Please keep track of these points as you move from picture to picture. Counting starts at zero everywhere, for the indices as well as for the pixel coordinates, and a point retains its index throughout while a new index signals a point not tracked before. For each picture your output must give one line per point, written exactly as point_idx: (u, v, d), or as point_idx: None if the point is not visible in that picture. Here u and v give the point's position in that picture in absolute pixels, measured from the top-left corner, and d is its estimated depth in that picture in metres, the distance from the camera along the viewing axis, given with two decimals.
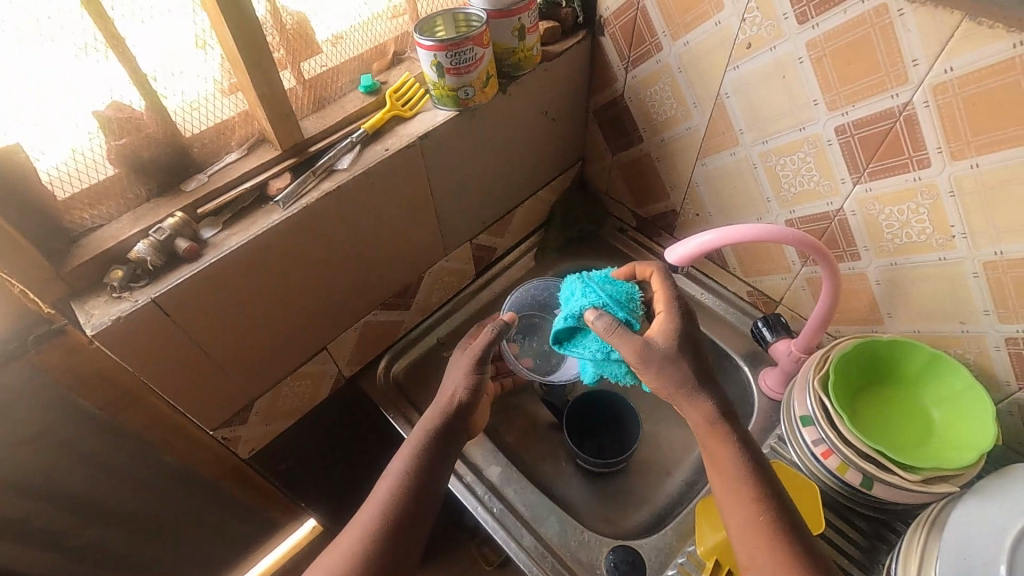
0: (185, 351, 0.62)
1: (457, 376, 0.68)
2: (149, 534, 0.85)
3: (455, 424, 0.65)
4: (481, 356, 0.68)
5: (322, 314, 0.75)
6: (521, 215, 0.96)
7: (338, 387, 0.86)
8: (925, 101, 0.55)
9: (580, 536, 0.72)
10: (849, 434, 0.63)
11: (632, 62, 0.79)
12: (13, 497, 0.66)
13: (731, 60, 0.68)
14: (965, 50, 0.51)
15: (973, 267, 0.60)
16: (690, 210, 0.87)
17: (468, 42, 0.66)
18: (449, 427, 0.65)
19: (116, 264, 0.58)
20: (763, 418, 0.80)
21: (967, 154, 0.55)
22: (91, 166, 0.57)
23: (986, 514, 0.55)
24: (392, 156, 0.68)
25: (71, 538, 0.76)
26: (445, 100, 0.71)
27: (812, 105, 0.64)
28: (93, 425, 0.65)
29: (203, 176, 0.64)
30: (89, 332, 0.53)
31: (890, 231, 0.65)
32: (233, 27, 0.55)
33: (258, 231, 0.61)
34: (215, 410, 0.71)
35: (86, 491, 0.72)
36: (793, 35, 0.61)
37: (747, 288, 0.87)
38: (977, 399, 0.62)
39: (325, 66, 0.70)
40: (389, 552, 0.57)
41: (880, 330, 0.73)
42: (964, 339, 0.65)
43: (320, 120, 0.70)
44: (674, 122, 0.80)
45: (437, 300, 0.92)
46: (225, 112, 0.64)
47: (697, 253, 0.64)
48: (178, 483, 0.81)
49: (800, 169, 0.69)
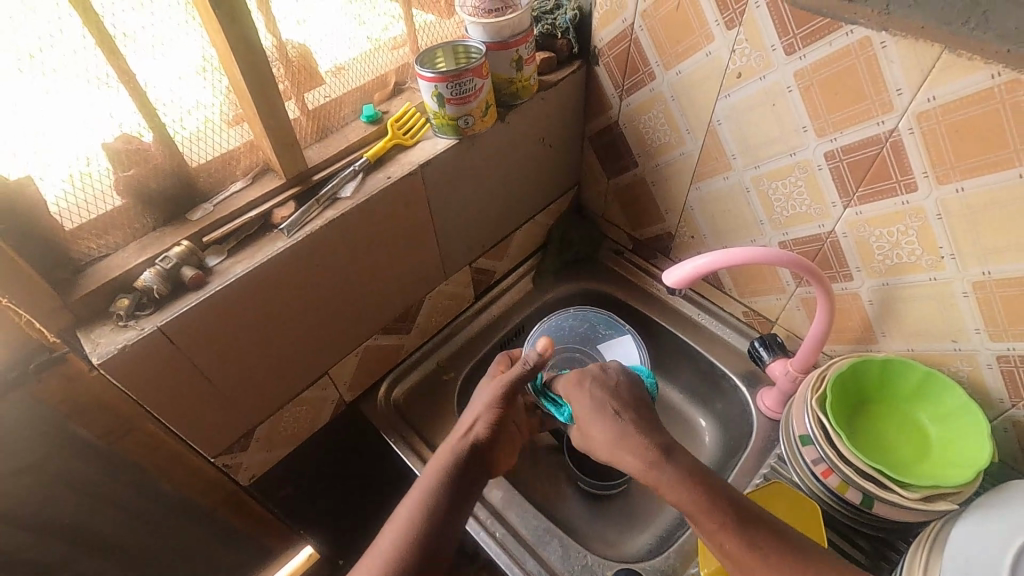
0: (189, 378, 0.62)
1: (477, 407, 0.71)
2: (146, 565, 0.84)
3: (476, 456, 0.67)
4: (505, 389, 0.71)
5: (324, 339, 0.75)
6: (519, 239, 0.98)
7: (338, 412, 0.86)
8: (910, 128, 0.57)
9: (583, 560, 0.72)
10: (848, 453, 0.64)
11: (626, 90, 0.82)
12: (10, 529, 0.65)
13: (722, 89, 0.71)
14: (945, 80, 0.53)
15: (963, 287, 0.62)
16: (685, 233, 0.89)
17: (468, 73, 0.68)
18: (465, 458, 0.66)
19: (122, 293, 0.58)
20: (762, 438, 0.80)
21: (952, 178, 0.57)
22: (98, 198, 0.58)
23: (984, 533, 0.56)
24: (394, 183, 0.69)
25: (66, 570, 0.75)
26: (445, 129, 0.73)
27: (802, 132, 0.66)
28: (94, 454, 0.65)
29: (209, 206, 0.65)
30: (96, 361, 0.54)
31: (880, 252, 0.67)
32: (242, 62, 0.57)
33: (263, 259, 0.62)
34: (216, 437, 0.71)
35: (83, 521, 0.72)
36: (781, 66, 0.64)
37: (743, 308, 0.88)
38: (972, 416, 0.63)
39: (328, 97, 0.72)
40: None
41: (874, 349, 0.75)
42: (956, 357, 0.66)
43: (323, 149, 0.72)
44: (668, 148, 0.82)
45: (436, 323, 0.93)
46: (231, 142, 0.66)
47: (694, 276, 0.65)
48: (176, 512, 0.80)
49: (792, 194, 0.71)
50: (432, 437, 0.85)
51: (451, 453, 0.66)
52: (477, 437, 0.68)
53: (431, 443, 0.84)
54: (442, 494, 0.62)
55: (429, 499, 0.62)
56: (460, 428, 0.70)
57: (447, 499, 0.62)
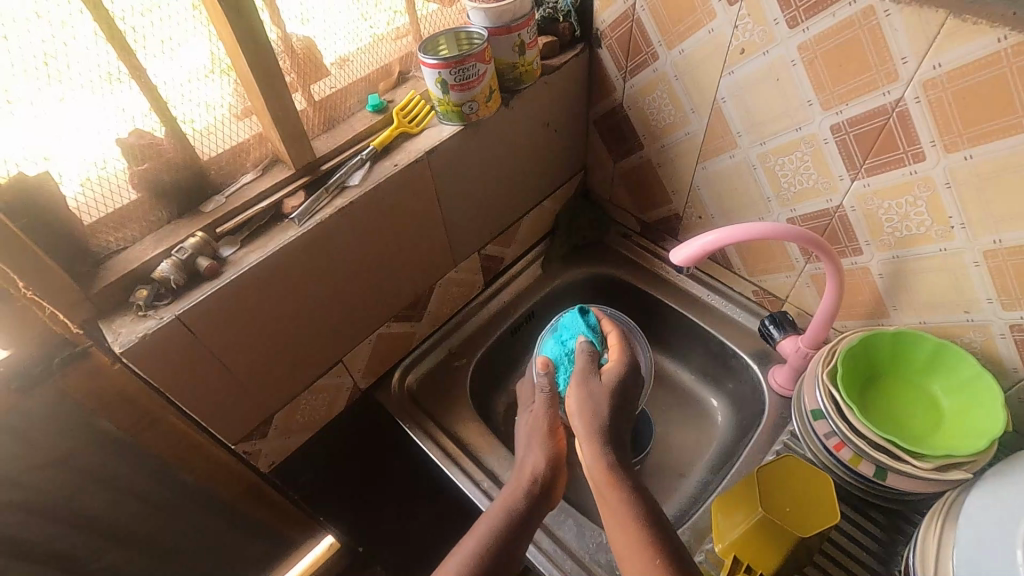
0: (208, 366, 0.64)
1: (535, 452, 0.69)
2: (172, 553, 0.86)
3: (541, 495, 0.66)
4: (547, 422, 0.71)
5: (337, 328, 0.77)
6: (527, 224, 0.98)
7: (353, 399, 0.88)
8: (916, 97, 0.57)
9: (598, 538, 0.73)
10: (860, 425, 0.64)
11: (630, 72, 0.82)
12: (42, 517, 0.68)
13: (726, 66, 0.70)
14: (951, 46, 0.53)
15: (974, 256, 0.61)
16: (692, 214, 0.89)
17: (470, 59, 0.68)
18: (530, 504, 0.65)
19: (141, 284, 0.60)
20: (775, 415, 0.80)
21: (960, 146, 0.57)
22: (115, 191, 0.59)
23: (998, 501, 0.55)
24: (401, 171, 0.70)
25: (94, 561, 0.77)
26: (450, 116, 0.73)
27: (807, 105, 0.66)
28: (119, 446, 0.67)
29: (221, 197, 0.66)
30: (117, 349, 0.56)
31: (889, 224, 0.66)
32: (249, 55, 0.58)
33: (275, 247, 0.63)
34: (236, 425, 0.72)
35: (110, 512, 0.74)
36: (785, 39, 0.63)
37: (753, 287, 0.88)
38: (986, 385, 0.62)
39: (334, 88, 0.73)
40: None
41: (886, 323, 0.74)
42: (969, 328, 0.66)
43: (331, 139, 0.73)
44: (673, 128, 0.82)
45: (448, 310, 0.94)
46: (240, 135, 0.67)
47: (702, 253, 0.65)
48: (199, 501, 0.82)
49: (799, 169, 0.71)
50: (446, 421, 0.86)
51: (514, 496, 0.65)
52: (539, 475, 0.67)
53: (445, 428, 0.85)
54: (507, 529, 0.62)
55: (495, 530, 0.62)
56: (521, 467, 0.69)
57: (510, 540, 0.61)
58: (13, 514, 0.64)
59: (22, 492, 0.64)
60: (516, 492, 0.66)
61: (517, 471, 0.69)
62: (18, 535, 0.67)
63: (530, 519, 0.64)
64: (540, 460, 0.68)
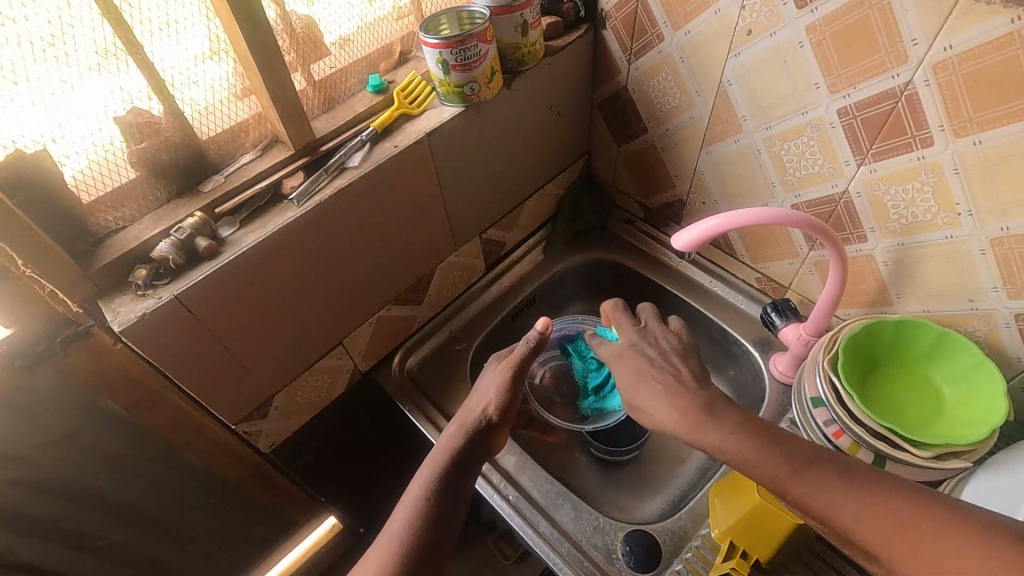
0: (208, 345, 0.64)
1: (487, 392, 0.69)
2: (175, 530, 0.87)
3: (478, 438, 0.66)
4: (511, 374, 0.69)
5: (337, 309, 0.77)
6: (529, 208, 0.97)
7: (354, 381, 0.88)
8: (926, 80, 0.56)
9: (595, 522, 0.73)
10: (859, 413, 0.64)
11: (635, 53, 0.80)
12: (46, 494, 0.68)
13: (732, 48, 0.69)
14: (963, 28, 0.51)
15: (980, 244, 0.60)
16: (696, 199, 0.88)
17: (472, 38, 0.67)
18: (469, 446, 0.65)
19: (140, 264, 0.60)
20: (775, 402, 0.80)
21: (970, 131, 0.55)
22: (113, 169, 0.59)
23: (997, 490, 0.55)
24: (401, 153, 0.69)
25: (98, 537, 0.78)
26: (451, 97, 0.72)
27: (814, 89, 0.65)
28: (121, 423, 0.67)
29: (220, 177, 0.66)
30: (117, 327, 0.56)
31: (895, 211, 0.65)
32: (247, 31, 0.57)
33: (273, 228, 0.63)
34: (236, 406, 0.73)
35: (114, 490, 0.75)
36: (793, 20, 0.62)
37: (756, 274, 0.87)
38: (988, 375, 0.62)
39: (334, 67, 0.72)
40: (422, 540, 0.56)
41: (889, 311, 0.74)
42: (974, 317, 0.65)
43: (330, 119, 0.72)
44: (677, 112, 0.81)
45: (448, 294, 0.94)
46: (238, 115, 0.66)
47: (704, 238, 0.64)
48: (202, 480, 0.83)
49: (805, 153, 0.70)
50: (446, 405, 0.86)
51: (461, 437, 0.65)
52: (484, 419, 0.67)
53: (445, 411, 0.85)
54: (448, 470, 0.62)
55: (434, 475, 0.62)
56: (469, 410, 0.69)
57: (448, 480, 0.61)
58: (17, 489, 0.65)
59: (26, 468, 0.64)
60: (455, 434, 0.66)
61: (463, 415, 0.69)
62: (23, 511, 0.68)
63: (469, 460, 0.64)
64: (492, 406, 0.67)
